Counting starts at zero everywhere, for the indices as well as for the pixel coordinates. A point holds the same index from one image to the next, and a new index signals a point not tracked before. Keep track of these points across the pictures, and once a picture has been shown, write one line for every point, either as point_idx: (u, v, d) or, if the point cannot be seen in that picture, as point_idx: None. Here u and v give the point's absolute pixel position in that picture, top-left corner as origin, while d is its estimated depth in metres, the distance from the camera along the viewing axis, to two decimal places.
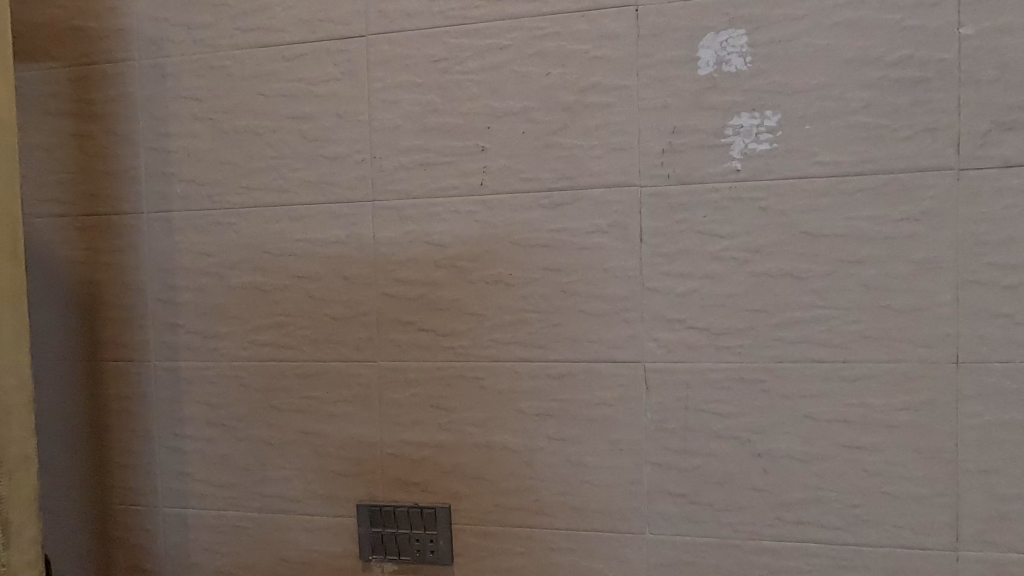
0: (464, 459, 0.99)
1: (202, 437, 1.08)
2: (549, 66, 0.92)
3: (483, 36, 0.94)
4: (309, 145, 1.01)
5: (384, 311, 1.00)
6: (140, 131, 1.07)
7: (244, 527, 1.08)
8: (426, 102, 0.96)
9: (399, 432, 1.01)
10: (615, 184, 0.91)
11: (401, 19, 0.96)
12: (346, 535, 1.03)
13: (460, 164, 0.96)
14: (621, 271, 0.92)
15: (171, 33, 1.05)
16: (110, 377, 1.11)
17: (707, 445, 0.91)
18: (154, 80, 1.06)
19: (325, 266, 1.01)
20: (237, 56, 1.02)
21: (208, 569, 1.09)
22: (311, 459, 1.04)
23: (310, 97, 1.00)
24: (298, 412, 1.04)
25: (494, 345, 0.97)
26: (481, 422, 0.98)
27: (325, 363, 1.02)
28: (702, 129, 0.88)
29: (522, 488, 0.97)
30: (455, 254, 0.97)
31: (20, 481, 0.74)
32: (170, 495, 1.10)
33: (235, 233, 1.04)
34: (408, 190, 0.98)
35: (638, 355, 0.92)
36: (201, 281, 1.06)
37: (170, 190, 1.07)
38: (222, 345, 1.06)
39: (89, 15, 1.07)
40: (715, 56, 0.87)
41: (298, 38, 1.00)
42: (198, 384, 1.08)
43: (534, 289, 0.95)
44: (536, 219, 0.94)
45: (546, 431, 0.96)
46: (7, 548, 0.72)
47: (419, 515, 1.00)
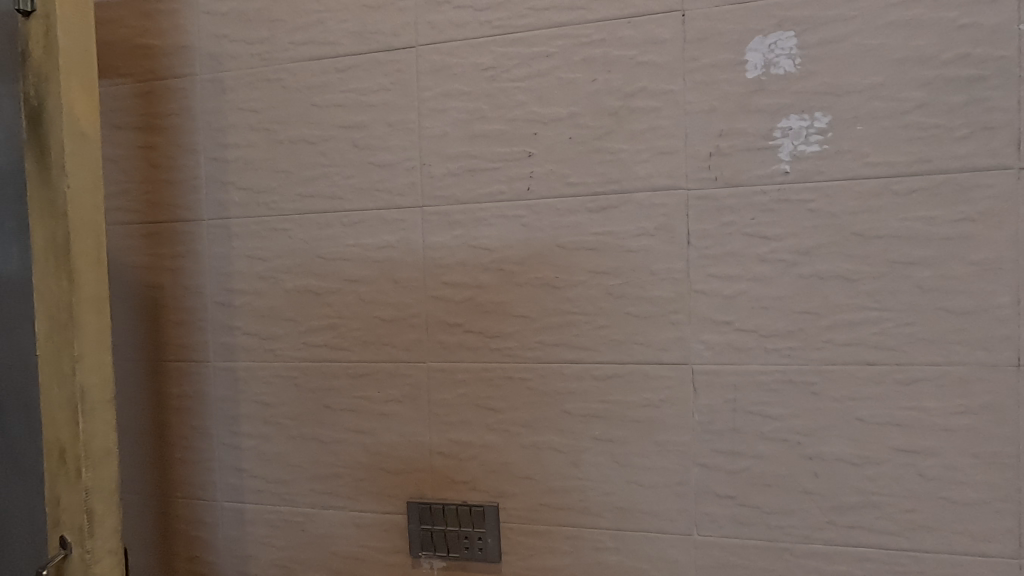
0: (511, 459, 1.01)
1: (258, 435, 1.13)
2: (595, 73, 0.94)
3: (530, 45, 0.96)
4: (360, 154, 1.04)
5: (433, 313, 1.03)
6: (200, 143, 1.13)
7: (297, 522, 1.12)
8: (473, 109, 0.99)
9: (447, 432, 1.03)
10: (661, 187, 0.92)
11: (449, 30, 0.99)
12: (396, 532, 1.06)
13: (507, 170, 0.98)
14: (668, 274, 0.93)
15: (230, 49, 1.10)
16: (172, 376, 1.17)
17: (757, 447, 0.91)
18: (213, 93, 1.11)
19: (376, 270, 1.05)
20: (291, 69, 1.07)
21: (264, 562, 1.14)
22: (362, 457, 1.07)
23: (361, 107, 1.04)
24: (350, 411, 1.07)
25: (541, 346, 0.98)
26: (528, 422, 1.00)
27: (376, 363, 1.06)
28: (750, 131, 0.89)
29: (569, 488, 0.99)
30: (502, 257, 0.99)
31: (103, 473, 0.79)
32: (227, 490, 1.15)
33: (289, 238, 1.09)
34: (457, 196, 1.00)
35: (685, 357, 0.93)
36: (257, 285, 1.11)
37: (228, 198, 1.12)
38: (278, 346, 1.10)
39: (154, 34, 1.13)
40: (762, 59, 0.88)
41: (350, 50, 1.04)
42: (254, 383, 1.12)
43: (581, 292, 0.96)
44: (583, 223, 0.96)
45: (593, 432, 0.97)
46: (91, 536, 0.78)
47: (467, 513, 1.02)
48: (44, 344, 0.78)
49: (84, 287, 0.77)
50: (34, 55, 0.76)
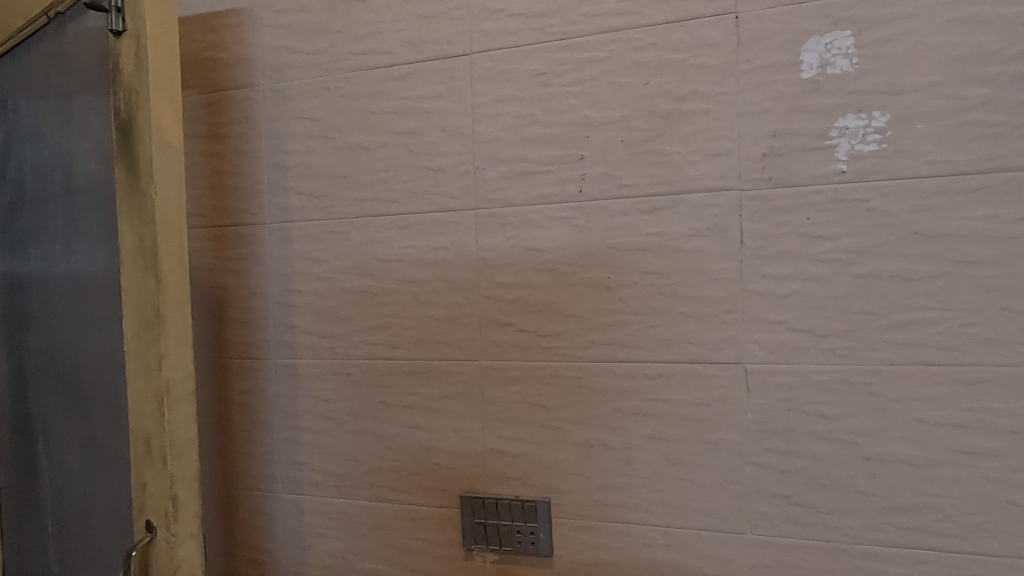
0: (562, 455, 1.03)
1: (317, 429, 1.17)
2: (647, 76, 0.95)
3: (582, 50, 0.98)
4: (416, 159, 1.08)
5: (486, 313, 1.06)
6: (263, 150, 1.18)
7: (354, 514, 1.16)
8: (526, 114, 1.02)
9: (499, 429, 1.06)
10: (714, 188, 0.93)
11: (502, 37, 1.02)
12: (450, 525, 1.10)
13: (560, 172, 1.00)
14: (721, 274, 0.94)
15: (291, 60, 1.15)
16: (235, 373, 1.23)
17: (812, 447, 0.91)
18: (275, 103, 1.16)
19: (430, 271, 1.08)
20: (349, 78, 1.11)
21: (321, 552, 1.18)
22: (416, 452, 1.11)
23: (417, 113, 1.08)
24: (404, 407, 1.11)
25: (593, 345, 1.00)
26: (579, 420, 1.02)
27: (430, 361, 1.09)
28: (805, 131, 0.89)
29: (620, 484, 1.00)
30: (554, 257, 1.01)
31: (185, 462, 0.84)
32: (287, 482, 1.20)
33: (347, 241, 1.13)
34: (510, 199, 1.03)
35: (739, 356, 0.94)
36: (316, 286, 1.16)
37: (289, 203, 1.17)
38: (336, 344, 1.15)
39: (220, 47, 1.19)
40: (819, 59, 0.88)
41: (406, 59, 1.08)
42: (313, 380, 1.17)
43: (632, 291, 0.98)
44: (634, 224, 0.97)
45: (644, 430, 0.99)
46: (176, 520, 0.83)
47: (519, 508, 1.05)
48: (136, 339, 0.84)
49: (169, 287, 0.82)
50: (126, 72, 0.82)
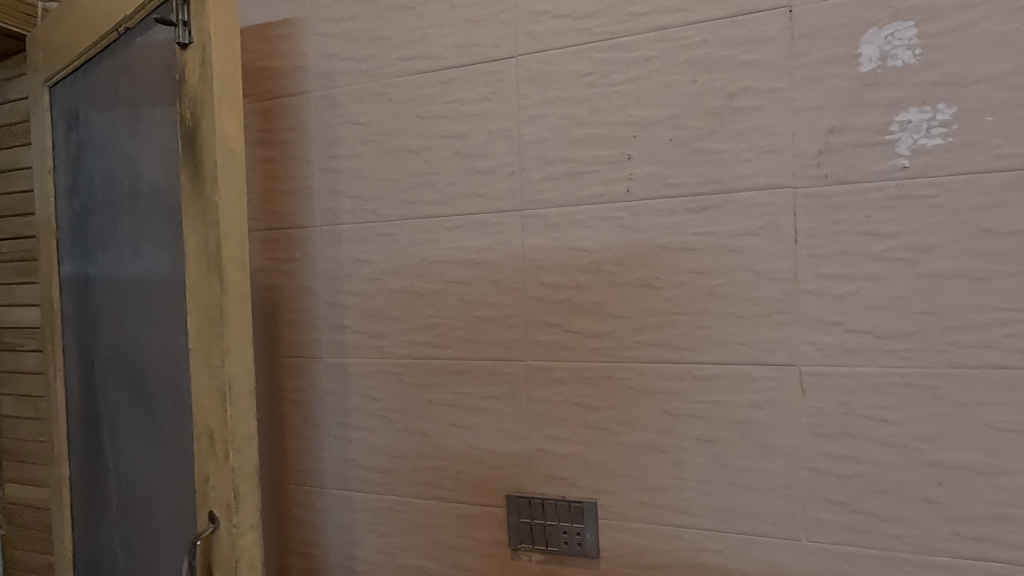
0: (609, 456, 1.02)
1: (365, 427, 1.20)
2: (696, 74, 0.94)
3: (629, 49, 0.98)
4: (462, 161, 1.10)
5: (531, 313, 1.06)
6: (314, 155, 1.21)
7: (401, 511, 1.18)
8: (572, 115, 1.02)
9: (546, 429, 1.06)
10: (766, 186, 0.91)
11: (548, 39, 1.03)
12: (496, 523, 1.11)
13: (606, 172, 1.00)
14: (774, 274, 0.92)
15: (341, 67, 1.18)
16: (287, 371, 1.26)
17: (871, 452, 0.88)
18: (325, 109, 1.20)
19: (476, 272, 1.09)
20: (397, 83, 1.14)
21: (370, 548, 1.21)
22: (463, 451, 1.12)
23: (463, 116, 1.09)
24: (451, 407, 1.13)
25: (640, 346, 1.00)
26: (627, 421, 1.01)
27: (476, 360, 1.10)
28: (864, 126, 0.86)
29: (669, 487, 0.99)
30: (601, 258, 1.01)
31: (246, 456, 0.87)
32: (336, 478, 1.23)
33: (395, 243, 1.15)
34: (556, 199, 1.03)
35: (793, 357, 0.91)
36: (364, 286, 1.18)
37: (339, 206, 1.20)
38: (384, 344, 1.17)
39: (273, 56, 1.23)
40: (878, 51, 0.85)
41: (452, 63, 1.09)
42: (361, 378, 1.20)
43: (681, 292, 0.97)
44: (683, 223, 0.96)
45: (693, 432, 0.97)
46: (237, 512, 0.86)
47: (566, 508, 1.05)
48: (201, 338, 0.88)
49: (232, 288, 0.85)
50: (192, 83, 0.86)
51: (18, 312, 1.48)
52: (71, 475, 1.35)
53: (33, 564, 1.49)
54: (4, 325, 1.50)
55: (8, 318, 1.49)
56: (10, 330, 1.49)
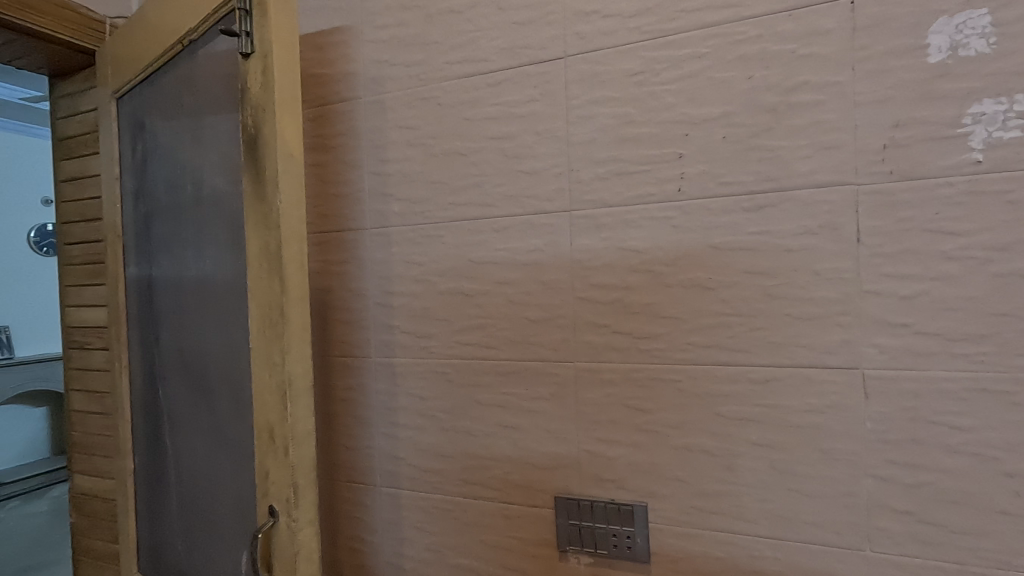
0: (660, 460, 1.01)
1: (413, 426, 1.21)
2: (751, 69, 0.92)
3: (681, 47, 0.97)
4: (510, 163, 1.10)
5: (580, 314, 1.06)
6: (364, 159, 1.24)
7: (449, 510, 1.19)
8: (622, 114, 1.01)
9: (594, 431, 1.05)
10: (826, 184, 0.89)
11: (598, 39, 1.02)
12: (544, 525, 1.10)
13: (657, 172, 0.99)
14: (835, 273, 0.89)
15: (390, 72, 1.20)
16: (337, 370, 1.29)
17: (941, 460, 0.85)
18: (375, 114, 1.22)
19: (524, 272, 1.10)
20: (445, 87, 1.15)
21: (418, 546, 1.22)
22: (510, 451, 1.12)
23: (511, 118, 1.10)
24: (498, 407, 1.13)
25: (692, 348, 0.98)
26: (678, 424, 0.99)
27: (524, 361, 1.10)
28: (932, 119, 0.83)
29: (722, 492, 0.97)
30: (651, 258, 1.00)
31: (304, 452, 0.90)
32: (385, 476, 1.25)
33: (443, 244, 1.17)
34: (605, 200, 1.03)
35: (855, 360, 0.88)
36: (413, 288, 1.20)
37: (387, 209, 1.22)
38: (432, 344, 1.19)
39: (325, 63, 1.27)
40: (948, 41, 0.82)
41: (500, 66, 1.10)
42: (410, 378, 1.21)
43: (736, 292, 0.95)
44: (738, 223, 0.94)
45: (748, 436, 0.95)
46: (296, 506, 0.89)
47: (615, 511, 1.04)
48: (262, 337, 0.91)
49: (292, 289, 0.88)
50: (255, 91, 0.90)
51: (86, 312, 1.56)
52: (134, 468, 1.41)
53: (99, 552, 1.56)
54: (74, 325, 1.59)
55: (77, 318, 1.58)
56: (79, 329, 1.58)
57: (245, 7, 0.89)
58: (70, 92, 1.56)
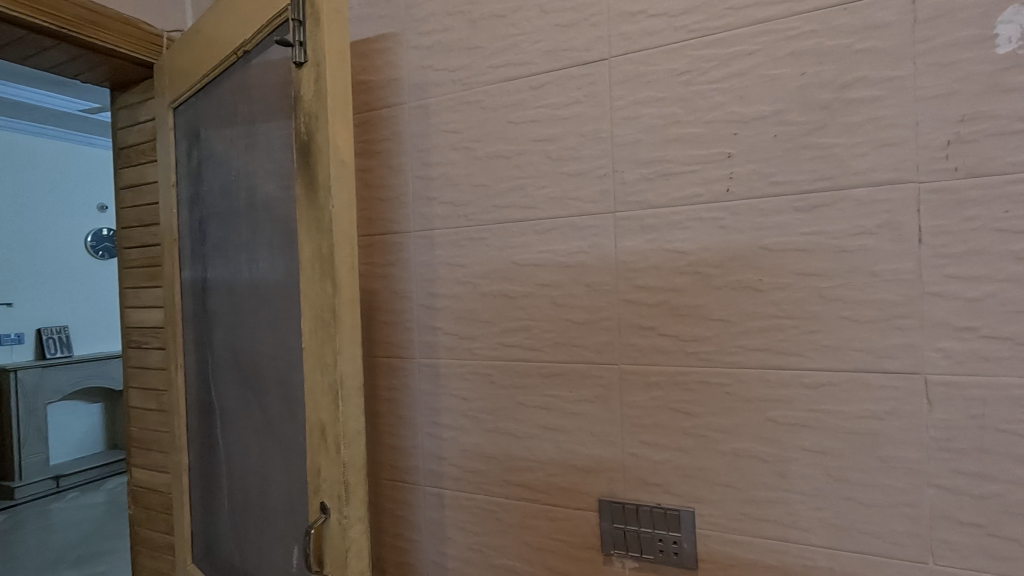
0: (708, 465, 0.99)
1: (457, 427, 1.22)
2: (804, 66, 0.90)
3: (730, 45, 0.95)
4: (554, 165, 1.10)
5: (625, 316, 1.05)
6: (408, 163, 1.26)
7: (492, 510, 1.20)
8: (669, 114, 1.00)
9: (640, 434, 1.04)
10: (885, 182, 0.86)
11: (643, 39, 1.01)
12: (588, 528, 1.10)
13: (705, 172, 0.97)
14: (895, 275, 0.86)
15: (434, 77, 1.22)
16: (381, 371, 1.31)
17: (1011, 471, 0.81)
18: (419, 119, 1.24)
19: (568, 274, 1.10)
20: (489, 90, 1.16)
21: (461, 545, 1.23)
22: (554, 453, 1.12)
23: (554, 120, 1.10)
24: (542, 408, 1.13)
25: (742, 351, 0.96)
26: (727, 428, 0.98)
27: (567, 364, 1.10)
28: (1001, 114, 0.80)
29: (774, 499, 0.95)
30: (699, 260, 0.98)
31: (355, 450, 0.92)
32: (429, 476, 1.26)
33: (486, 246, 1.18)
34: (651, 201, 1.02)
35: (917, 365, 0.85)
36: (457, 290, 1.21)
37: (431, 212, 1.24)
38: (475, 345, 1.20)
39: (370, 70, 1.30)
40: (1019, 31, 0.79)
41: (544, 68, 1.10)
42: (453, 380, 1.22)
43: (788, 295, 0.93)
44: (790, 223, 0.92)
45: (801, 442, 0.93)
46: (347, 503, 0.91)
47: (661, 516, 1.02)
48: (314, 337, 0.94)
49: (343, 290, 0.90)
50: (307, 99, 0.92)
51: (144, 313, 1.63)
52: (189, 464, 1.47)
53: (156, 543, 1.63)
54: (132, 325, 1.67)
55: (136, 318, 1.65)
56: (137, 329, 1.65)
57: (298, 17, 0.92)
58: (130, 103, 1.64)
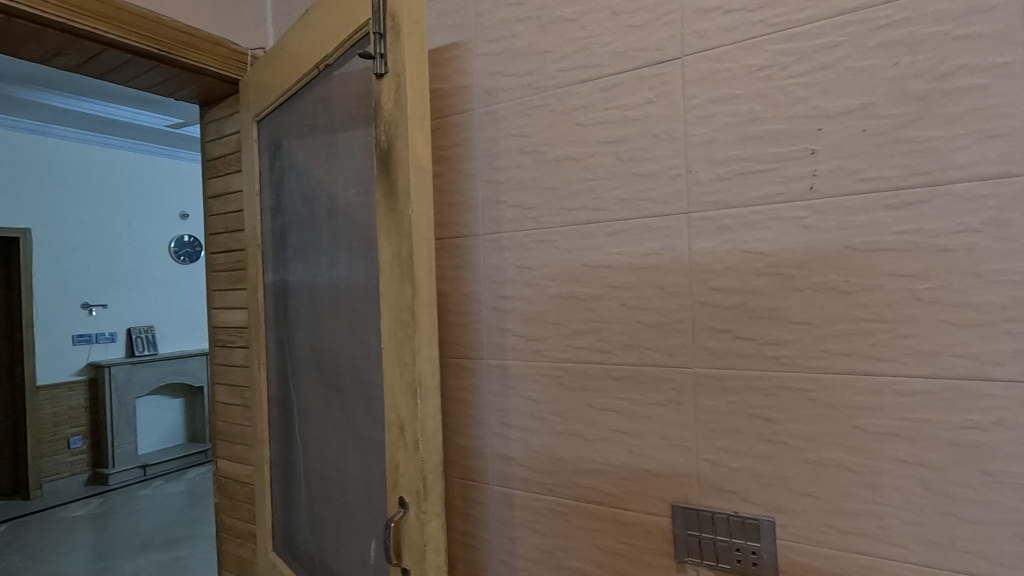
0: (790, 473, 0.96)
1: (526, 428, 1.24)
2: (896, 56, 0.86)
3: (813, 37, 0.92)
4: (624, 166, 1.09)
5: (700, 319, 1.03)
6: (477, 168, 1.29)
7: (562, 512, 1.20)
8: (746, 112, 0.97)
9: (715, 440, 1.02)
10: (990, 176, 0.81)
11: (719, 36, 0.99)
12: (661, 534, 1.08)
13: (786, 169, 0.94)
14: (1002, 275, 0.81)
15: (503, 82, 1.24)
16: (450, 371, 1.34)
17: None
18: (489, 124, 1.26)
19: (640, 276, 1.08)
20: (558, 94, 1.17)
21: (529, 546, 1.24)
22: (625, 457, 1.11)
23: (625, 122, 1.09)
24: (613, 411, 1.12)
25: (827, 356, 0.92)
26: (810, 436, 0.94)
27: (639, 367, 1.09)
28: None
29: (863, 512, 0.91)
30: (779, 261, 0.95)
31: (432, 448, 0.94)
32: (498, 476, 1.28)
33: (555, 248, 1.18)
34: (727, 201, 0.99)
35: None
36: (525, 292, 1.23)
37: (500, 216, 1.26)
38: (544, 346, 1.20)
39: (440, 79, 1.33)
40: None
41: (615, 70, 1.10)
42: (522, 381, 1.24)
43: (878, 297, 0.88)
44: (880, 221, 0.87)
45: (894, 452, 0.88)
46: (425, 500, 0.94)
47: (739, 524, 1.00)
48: (394, 338, 0.97)
49: (421, 292, 0.93)
50: (388, 108, 0.96)
51: (230, 314, 1.74)
52: (270, 457, 1.55)
53: (239, 530, 1.73)
54: (219, 325, 1.78)
55: (222, 319, 1.77)
56: (223, 329, 1.77)
57: (379, 30, 0.96)
58: (217, 117, 1.76)
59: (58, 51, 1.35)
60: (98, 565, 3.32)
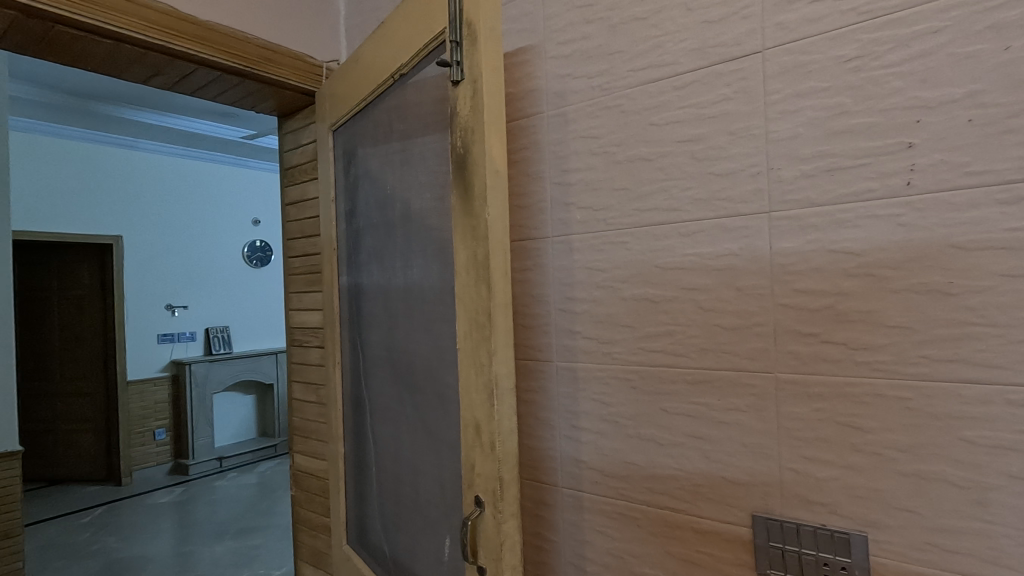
0: (885, 486, 0.90)
1: (596, 431, 1.23)
2: (1007, 39, 0.80)
3: (910, 24, 0.87)
4: (700, 165, 1.07)
5: (783, 322, 0.99)
6: (546, 170, 1.29)
7: (633, 517, 1.18)
8: (834, 105, 0.93)
9: (800, 449, 0.97)
10: None
11: (804, 27, 0.95)
12: (740, 544, 1.04)
13: (879, 165, 0.89)
14: None
15: (573, 85, 1.24)
16: (519, 373, 1.35)
17: None
18: (558, 126, 1.27)
19: (716, 278, 1.05)
20: (630, 94, 1.16)
21: (600, 549, 1.23)
22: (700, 463, 1.09)
23: (700, 120, 1.07)
24: (688, 416, 1.10)
25: (927, 362, 0.87)
26: (908, 447, 0.88)
27: (716, 371, 1.06)
28: None
29: (969, 530, 0.84)
30: (871, 261, 0.90)
31: (507, 448, 0.95)
32: (567, 478, 1.28)
33: (627, 250, 1.17)
34: (812, 199, 0.95)
35: None
36: (595, 294, 1.22)
37: (570, 218, 1.25)
38: (615, 349, 1.19)
39: (510, 83, 1.35)
40: None
41: (689, 67, 1.08)
42: (592, 383, 1.23)
43: (986, 299, 0.82)
44: (988, 218, 0.82)
45: (1006, 467, 0.82)
46: (502, 499, 0.95)
47: (827, 538, 0.95)
48: (470, 339, 0.99)
49: (497, 294, 0.94)
50: (464, 114, 0.98)
51: (307, 315, 1.82)
52: (345, 453, 1.61)
53: (314, 522, 1.81)
54: (296, 325, 1.87)
55: (299, 319, 1.85)
56: (300, 329, 1.85)
57: (456, 38, 0.98)
58: (295, 128, 1.85)
59: (157, 72, 1.47)
60: (182, 549, 3.56)
